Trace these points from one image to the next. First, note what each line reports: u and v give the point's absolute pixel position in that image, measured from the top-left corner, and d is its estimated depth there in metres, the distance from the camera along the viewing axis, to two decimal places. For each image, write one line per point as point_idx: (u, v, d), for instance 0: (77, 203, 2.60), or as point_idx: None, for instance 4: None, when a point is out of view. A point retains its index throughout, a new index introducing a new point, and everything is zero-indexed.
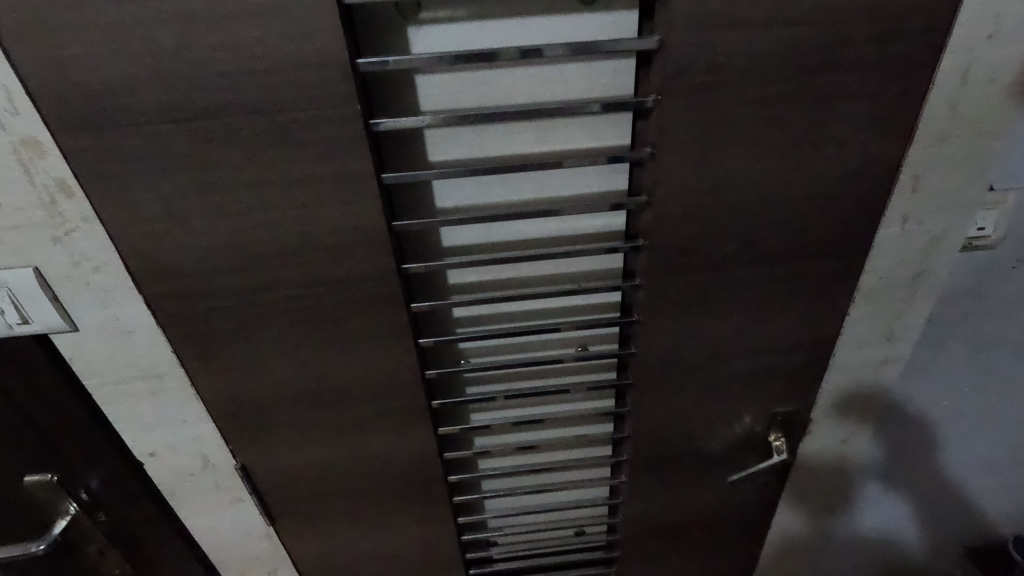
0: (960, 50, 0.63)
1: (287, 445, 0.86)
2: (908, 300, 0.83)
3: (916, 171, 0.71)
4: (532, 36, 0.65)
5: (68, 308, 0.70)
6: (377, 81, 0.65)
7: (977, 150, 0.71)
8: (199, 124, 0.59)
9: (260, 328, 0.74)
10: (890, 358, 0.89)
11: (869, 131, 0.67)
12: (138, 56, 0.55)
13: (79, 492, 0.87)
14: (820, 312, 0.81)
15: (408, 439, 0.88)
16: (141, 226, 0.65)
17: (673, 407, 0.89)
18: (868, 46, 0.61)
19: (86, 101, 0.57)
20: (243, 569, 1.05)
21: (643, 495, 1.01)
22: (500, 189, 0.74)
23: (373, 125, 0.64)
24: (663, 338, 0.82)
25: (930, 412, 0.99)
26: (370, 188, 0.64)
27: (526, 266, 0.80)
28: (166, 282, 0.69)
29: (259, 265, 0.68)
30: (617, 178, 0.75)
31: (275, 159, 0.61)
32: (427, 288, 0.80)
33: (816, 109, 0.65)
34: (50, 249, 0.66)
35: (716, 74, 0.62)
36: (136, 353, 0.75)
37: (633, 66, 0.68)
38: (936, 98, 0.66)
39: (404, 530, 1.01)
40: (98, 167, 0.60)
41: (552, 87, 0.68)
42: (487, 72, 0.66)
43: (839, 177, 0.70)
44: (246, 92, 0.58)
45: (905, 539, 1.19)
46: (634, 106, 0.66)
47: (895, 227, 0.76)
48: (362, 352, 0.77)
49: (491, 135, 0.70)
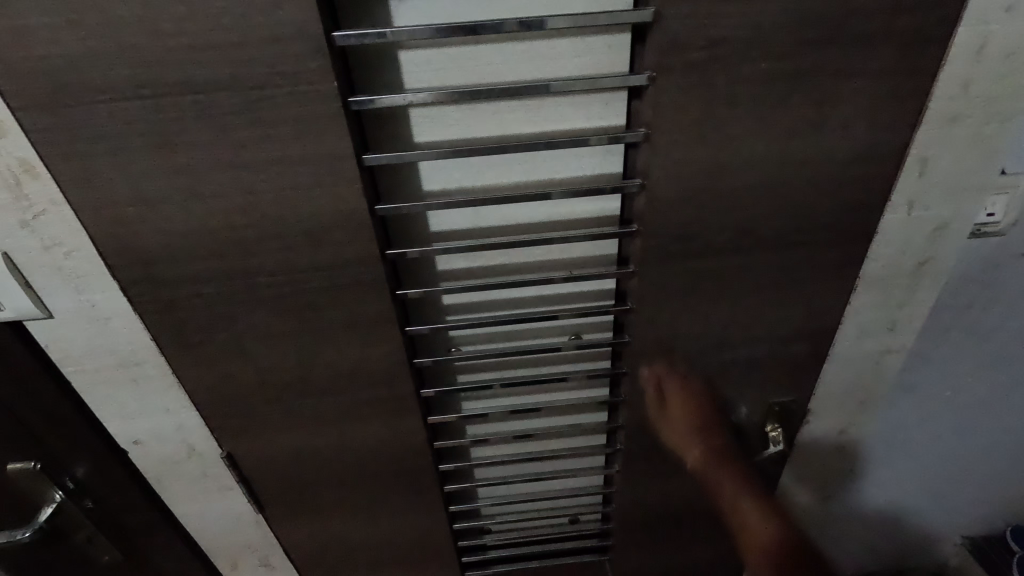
0: (974, 23, 0.60)
1: (273, 433, 0.84)
2: (913, 288, 0.80)
3: (923, 153, 0.68)
4: (521, 8, 0.61)
5: (40, 294, 0.68)
6: (359, 56, 0.62)
7: (989, 131, 0.67)
8: (167, 101, 0.56)
9: (241, 315, 0.71)
10: (891, 347, 0.87)
11: (876, 111, 0.64)
12: (99, 28, 0.52)
13: (65, 479, 0.84)
14: (821, 300, 0.79)
15: (398, 427, 0.86)
16: (111, 209, 0.62)
17: (669, 396, 0.87)
18: (877, 19, 0.58)
19: (45, 77, 0.54)
20: (233, 557, 1.04)
21: (638, 484, 1.00)
22: (489, 172, 0.71)
23: (353, 104, 0.61)
24: (658, 327, 0.79)
25: (931, 403, 0.97)
26: (351, 170, 0.61)
27: (517, 252, 0.77)
28: (141, 268, 0.66)
29: (237, 251, 0.66)
30: (612, 160, 0.72)
31: (250, 139, 0.59)
32: (415, 274, 0.78)
33: (819, 88, 0.62)
34: (18, 233, 0.63)
35: (714, 50, 0.59)
36: (115, 340, 0.73)
37: (628, 42, 0.64)
38: (947, 75, 0.63)
39: (395, 517, 0.99)
40: (63, 147, 0.58)
41: (543, 63, 0.65)
42: (474, 49, 0.63)
43: (843, 159, 0.67)
44: (217, 68, 0.55)
45: (904, 528, 1.17)
46: (627, 83, 0.62)
47: (900, 212, 0.73)
48: (346, 339, 0.75)
49: (479, 114, 0.67)
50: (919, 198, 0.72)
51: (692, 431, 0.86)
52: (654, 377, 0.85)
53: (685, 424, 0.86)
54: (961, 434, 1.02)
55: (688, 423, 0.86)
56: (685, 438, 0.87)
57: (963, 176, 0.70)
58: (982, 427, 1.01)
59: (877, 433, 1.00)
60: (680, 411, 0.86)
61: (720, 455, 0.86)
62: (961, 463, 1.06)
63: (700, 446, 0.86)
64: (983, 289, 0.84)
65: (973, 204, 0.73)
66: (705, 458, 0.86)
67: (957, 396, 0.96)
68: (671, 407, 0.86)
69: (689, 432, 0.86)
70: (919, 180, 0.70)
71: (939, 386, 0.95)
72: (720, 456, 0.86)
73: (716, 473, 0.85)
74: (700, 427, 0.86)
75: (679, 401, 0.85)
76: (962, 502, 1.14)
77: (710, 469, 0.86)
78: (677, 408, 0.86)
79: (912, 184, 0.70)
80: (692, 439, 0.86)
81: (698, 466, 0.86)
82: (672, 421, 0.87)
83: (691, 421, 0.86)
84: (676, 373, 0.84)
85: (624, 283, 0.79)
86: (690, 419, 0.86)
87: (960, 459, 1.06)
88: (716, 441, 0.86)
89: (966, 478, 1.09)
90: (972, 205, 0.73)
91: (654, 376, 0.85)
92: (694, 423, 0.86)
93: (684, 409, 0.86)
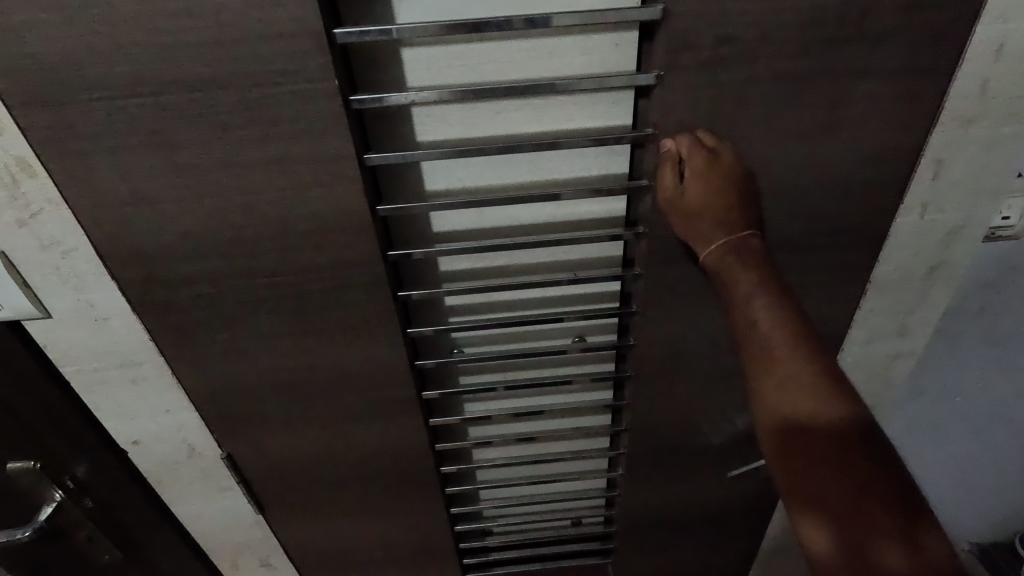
0: (995, 22, 0.58)
1: (273, 433, 0.84)
2: (925, 292, 0.79)
3: (938, 155, 0.66)
4: (526, 4, 0.60)
5: (38, 294, 0.67)
6: (361, 54, 0.61)
7: (1007, 133, 0.65)
8: (166, 100, 0.55)
9: (241, 316, 0.70)
10: (902, 352, 0.85)
11: (888, 112, 0.62)
12: (94, 25, 0.51)
13: (65, 479, 0.82)
14: (829, 302, 0.77)
15: (399, 429, 0.85)
16: (109, 208, 0.61)
17: (673, 400, 0.86)
18: (891, 18, 0.56)
19: (41, 75, 0.53)
20: (233, 557, 1.04)
21: (642, 487, 0.98)
22: (493, 173, 0.70)
23: (354, 103, 0.60)
24: (663, 330, 0.78)
25: (942, 409, 0.95)
26: (351, 170, 0.60)
27: (521, 253, 0.76)
28: (140, 268, 0.65)
29: (237, 252, 0.65)
30: (618, 161, 0.70)
31: (249, 139, 0.58)
32: (417, 275, 0.77)
33: (831, 88, 0.60)
34: (15, 232, 0.62)
35: (724, 48, 0.57)
36: (114, 340, 0.72)
37: (636, 40, 0.63)
38: (965, 75, 0.61)
39: (396, 519, 0.98)
40: (61, 145, 0.57)
41: (547, 61, 0.63)
42: (478, 46, 0.61)
43: (854, 161, 0.65)
44: (215, 66, 0.54)
45: None
46: (635, 83, 0.61)
47: (913, 216, 0.71)
48: (347, 340, 0.74)
49: (482, 113, 0.65)
50: (932, 201, 0.70)
51: (718, 231, 0.62)
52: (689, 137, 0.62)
53: (710, 214, 0.62)
54: (973, 442, 1.00)
55: (716, 203, 0.61)
56: (716, 226, 0.62)
57: (979, 179, 0.69)
58: (995, 435, 0.99)
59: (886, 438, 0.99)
60: (707, 186, 0.61)
61: (791, 344, 0.56)
62: (972, 470, 1.04)
63: (747, 271, 0.60)
64: (997, 294, 0.82)
65: (988, 207, 0.71)
66: (744, 274, 0.60)
67: (969, 403, 0.94)
68: (695, 201, 0.62)
69: (714, 219, 0.62)
70: (933, 183, 0.69)
71: (950, 392, 0.93)
72: (768, 276, 0.59)
73: (761, 307, 0.58)
74: (734, 217, 0.62)
75: (701, 195, 0.61)
76: (973, 509, 1.11)
77: (730, 257, 0.61)
78: (707, 197, 0.61)
79: (925, 186, 0.69)
80: (722, 227, 0.62)
81: (712, 263, 0.62)
82: (693, 210, 0.62)
83: (721, 209, 0.62)
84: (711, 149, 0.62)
85: (629, 285, 0.78)
86: (715, 206, 0.61)
87: (972, 466, 1.03)
88: (759, 258, 0.61)
89: (977, 485, 1.07)
90: (987, 209, 0.71)
91: (690, 139, 0.62)
92: (727, 206, 0.62)
93: (709, 202, 0.61)
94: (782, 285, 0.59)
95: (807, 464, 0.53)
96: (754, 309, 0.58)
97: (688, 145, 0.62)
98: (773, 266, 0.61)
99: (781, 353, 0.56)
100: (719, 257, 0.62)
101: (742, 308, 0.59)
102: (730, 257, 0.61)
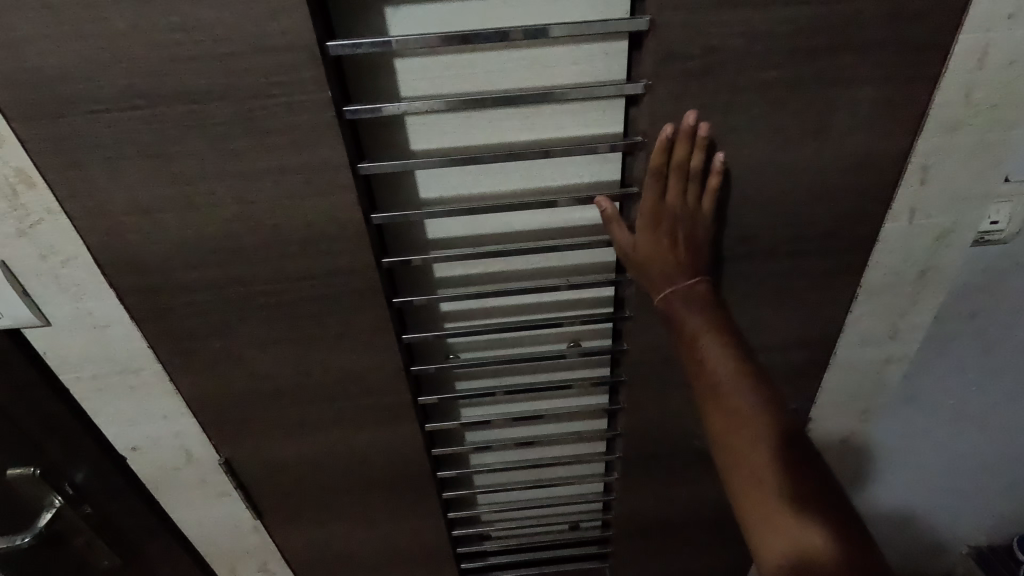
0: (978, 30, 0.59)
1: (270, 438, 0.84)
2: (915, 296, 0.79)
3: (926, 161, 0.67)
4: (518, 14, 0.60)
5: (38, 303, 0.68)
6: (355, 64, 0.62)
7: (994, 139, 0.66)
8: (165, 113, 0.56)
9: (238, 323, 0.71)
10: (894, 356, 0.85)
11: (873, 119, 0.63)
12: (93, 38, 0.52)
13: (63, 484, 0.82)
14: (819, 306, 0.78)
15: (394, 434, 0.86)
16: (109, 217, 0.62)
17: (667, 404, 0.87)
18: (874, 26, 0.57)
19: (41, 87, 0.54)
20: (232, 564, 1.04)
21: (637, 491, 0.99)
22: (487, 181, 0.70)
23: (347, 113, 0.60)
24: (655, 333, 0.78)
25: (934, 412, 0.95)
26: (345, 180, 0.61)
27: (516, 261, 0.77)
28: (139, 276, 0.66)
29: (235, 259, 0.66)
30: (610, 167, 0.71)
31: (245, 150, 0.58)
32: (413, 280, 0.77)
33: (817, 96, 0.61)
34: (16, 242, 0.63)
35: (711, 58, 0.58)
36: (112, 347, 0.73)
37: (625, 48, 0.63)
38: (950, 83, 0.62)
39: (393, 523, 0.99)
40: (61, 157, 0.58)
41: (538, 71, 0.64)
42: (471, 56, 0.62)
43: (842, 167, 0.66)
44: (211, 77, 0.54)
45: (907, 522, 1.12)
46: (623, 92, 0.62)
47: (903, 220, 0.71)
48: (344, 347, 0.75)
49: (474, 122, 0.66)
50: (921, 206, 0.71)
51: (669, 279, 0.65)
52: (665, 142, 0.61)
53: (660, 265, 0.64)
54: (966, 443, 1.00)
55: (666, 253, 0.64)
56: (666, 278, 0.65)
57: (967, 184, 0.69)
58: (988, 435, 0.98)
59: (880, 442, 0.99)
60: (657, 237, 0.64)
61: (731, 371, 0.59)
62: (965, 471, 1.04)
63: (694, 316, 0.63)
64: (988, 297, 0.82)
65: (976, 212, 0.72)
66: (692, 321, 0.63)
67: (961, 405, 0.94)
68: (646, 256, 0.64)
69: (664, 269, 0.64)
70: (921, 188, 0.69)
71: (942, 394, 0.93)
72: (716, 322, 0.62)
73: (704, 342, 0.61)
74: (683, 268, 0.64)
75: (650, 249, 0.64)
76: (969, 512, 1.11)
77: (681, 305, 0.64)
78: (657, 253, 0.64)
79: (914, 191, 0.69)
80: (671, 279, 0.65)
81: (663, 309, 0.66)
82: (646, 261, 0.65)
83: (670, 263, 0.64)
84: (678, 168, 0.62)
85: (623, 290, 0.78)
86: (664, 258, 0.64)
87: (966, 467, 1.03)
88: (707, 304, 0.64)
89: (972, 487, 1.07)
90: (975, 213, 0.71)
91: (662, 149, 0.61)
92: (676, 259, 0.64)
93: (659, 253, 0.64)
94: (730, 327, 0.63)
95: (758, 472, 0.55)
96: (699, 341, 0.62)
97: (659, 158, 0.62)
98: (722, 310, 0.65)
99: (720, 382, 0.59)
100: (669, 304, 0.65)
101: (688, 343, 0.63)
102: (680, 304, 0.64)
